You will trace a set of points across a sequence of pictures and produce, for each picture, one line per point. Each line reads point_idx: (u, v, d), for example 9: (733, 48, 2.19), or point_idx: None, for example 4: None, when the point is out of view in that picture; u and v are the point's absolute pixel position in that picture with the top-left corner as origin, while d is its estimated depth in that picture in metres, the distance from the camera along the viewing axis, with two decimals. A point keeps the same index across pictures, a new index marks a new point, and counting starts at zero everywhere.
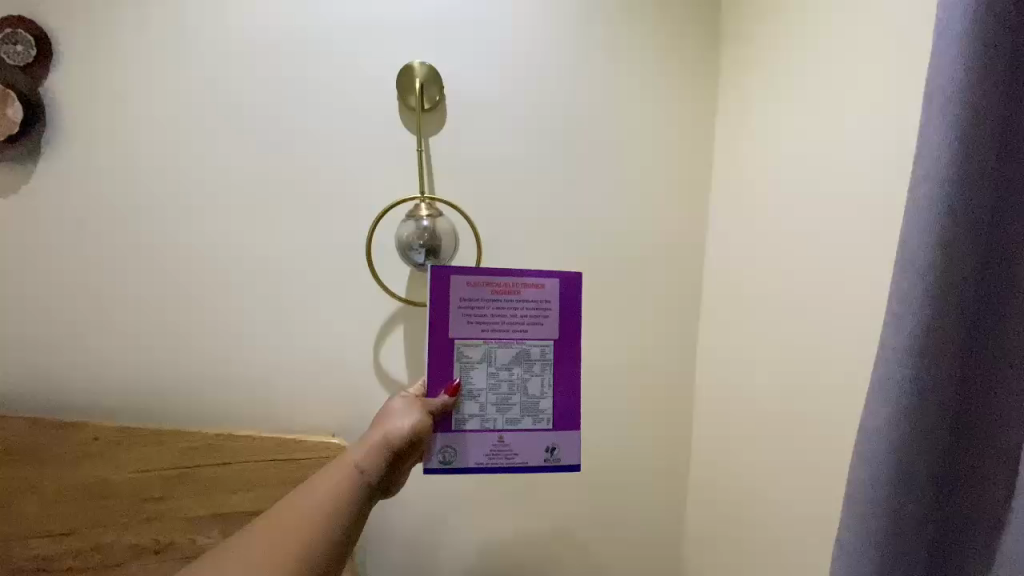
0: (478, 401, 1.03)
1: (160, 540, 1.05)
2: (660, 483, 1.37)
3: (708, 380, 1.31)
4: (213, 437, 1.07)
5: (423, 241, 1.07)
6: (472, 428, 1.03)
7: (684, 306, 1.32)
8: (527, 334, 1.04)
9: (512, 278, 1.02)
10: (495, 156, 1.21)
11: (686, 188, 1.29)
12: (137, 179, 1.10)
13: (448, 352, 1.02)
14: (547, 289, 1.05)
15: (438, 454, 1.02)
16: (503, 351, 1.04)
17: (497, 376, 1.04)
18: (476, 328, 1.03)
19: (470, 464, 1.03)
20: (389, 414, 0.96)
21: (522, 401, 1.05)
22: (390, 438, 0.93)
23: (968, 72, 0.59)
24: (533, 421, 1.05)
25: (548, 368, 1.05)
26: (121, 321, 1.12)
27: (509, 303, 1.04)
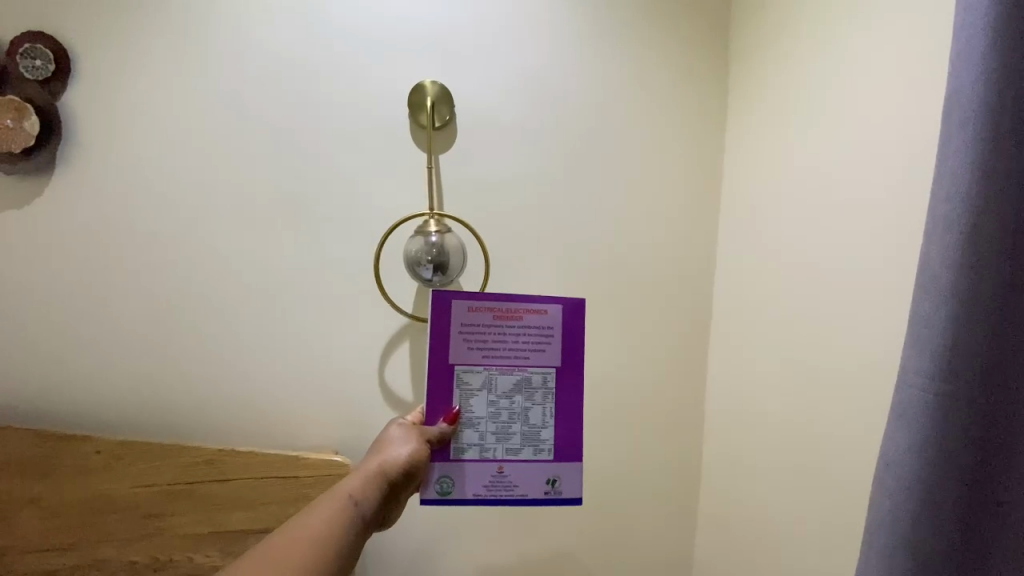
0: (477, 430, 1.02)
1: (158, 558, 1.03)
2: (668, 509, 1.33)
3: (718, 403, 1.29)
4: (214, 453, 1.06)
5: (431, 257, 1.06)
6: (470, 458, 1.01)
7: (693, 326, 1.30)
8: (529, 361, 1.03)
9: (513, 304, 1.01)
10: (504, 174, 1.21)
11: (696, 206, 1.28)
12: (148, 193, 1.11)
13: (449, 378, 1.01)
14: (550, 315, 1.03)
15: (436, 484, 1.00)
16: (503, 379, 1.02)
17: (497, 404, 1.02)
18: (477, 354, 1.02)
19: (467, 495, 1.01)
20: (385, 444, 0.97)
21: (523, 431, 1.03)
22: (387, 467, 0.93)
23: (987, 100, 0.58)
24: (533, 452, 1.03)
25: (550, 397, 1.03)
26: (128, 334, 1.11)
27: (511, 329, 1.02)
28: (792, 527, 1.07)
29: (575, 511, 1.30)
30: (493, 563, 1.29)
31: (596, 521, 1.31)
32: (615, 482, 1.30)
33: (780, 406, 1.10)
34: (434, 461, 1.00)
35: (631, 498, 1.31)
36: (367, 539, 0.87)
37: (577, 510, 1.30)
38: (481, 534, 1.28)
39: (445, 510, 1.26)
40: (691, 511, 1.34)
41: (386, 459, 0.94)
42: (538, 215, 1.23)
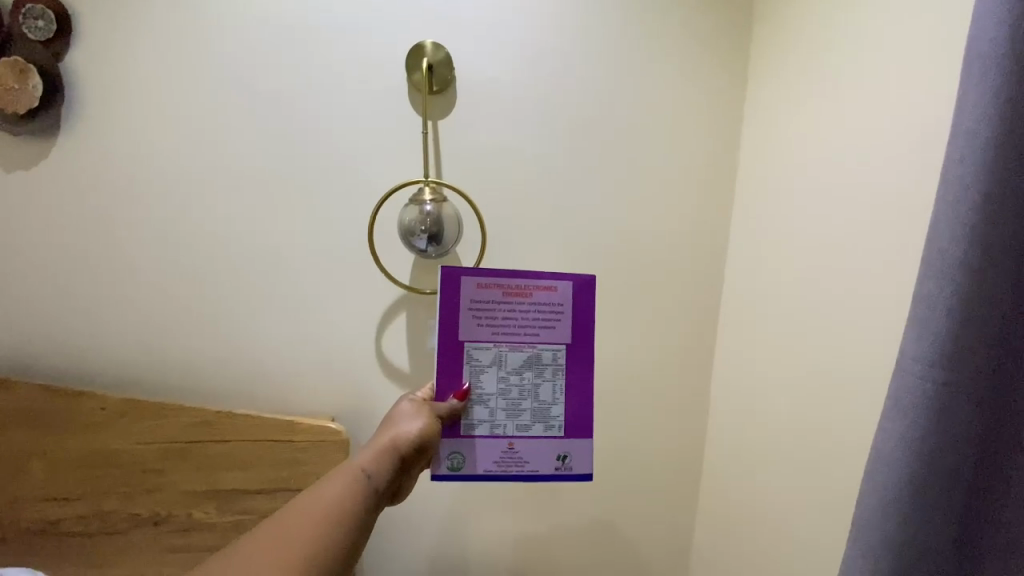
0: (487, 407, 1.00)
1: (158, 512, 1.07)
2: (669, 491, 1.31)
3: (724, 387, 1.24)
4: (212, 415, 1.08)
5: (425, 227, 1.03)
6: (481, 434, 1.00)
7: (702, 308, 1.25)
8: (539, 338, 1.00)
9: (523, 280, 0.98)
10: (506, 142, 1.16)
11: (711, 180, 1.21)
12: (150, 157, 1.11)
13: (458, 355, 0.99)
14: (560, 292, 1.01)
15: (447, 459, 0.98)
16: (513, 355, 1.00)
17: (507, 380, 1.00)
18: (487, 332, 0.99)
19: (478, 471, 0.99)
20: (397, 419, 0.94)
21: (533, 407, 1.01)
22: (397, 441, 0.91)
23: (1010, 62, 0.51)
24: (544, 428, 1.01)
25: (561, 373, 1.01)
26: (135, 298, 1.14)
27: (522, 307, 1.00)
28: (794, 518, 1.03)
29: (572, 489, 1.29)
30: (491, 536, 1.29)
31: (595, 500, 1.30)
32: (614, 462, 1.28)
33: (787, 394, 1.05)
34: (445, 435, 0.99)
35: (631, 479, 1.29)
36: (378, 515, 0.85)
37: (575, 489, 1.29)
38: (477, 508, 1.28)
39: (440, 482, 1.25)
40: (692, 494, 1.32)
41: (396, 435, 0.91)
42: (541, 185, 1.18)
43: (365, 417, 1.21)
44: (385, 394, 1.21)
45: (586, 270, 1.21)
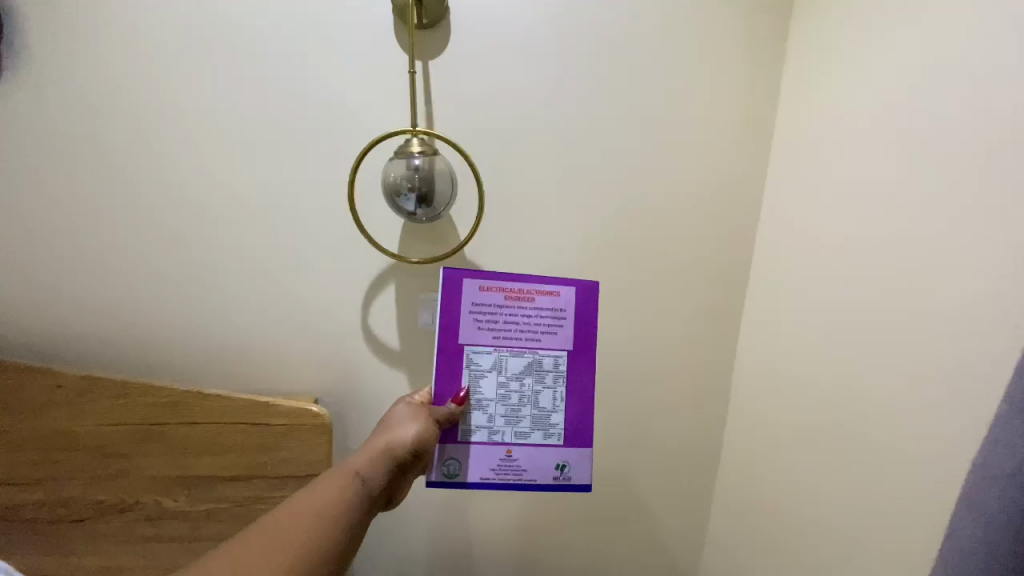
0: (485, 413, 0.94)
1: (125, 499, 0.99)
2: (685, 473, 1.23)
3: (746, 362, 1.17)
4: (181, 395, 0.98)
5: (413, 185, 0.89)
6: (479, 441, 0.94)
7: (726, 276, 1.15)
8: (540, 344, 0.94)
9: (526, 283, 0.93)
10: (512, 90, 1.02)
11: (745, 141, 1.10)
12: (100, 101, 0.96)
13: (456, 358, 0.93)
14: (564, 295, 0.94)
15: (441, 467, 0.92)
16: (512, 361, 0.94)
17: (507, 388, 0.94)
18: (488, 337, 0.93)
19: (475, 480, 0.93)
20: (393, 421, 0.87)
21: (533, 414, 0.94)
22: (394, 443, 0.83)
23: None
24: (542, 437, 0.95)
25: (561, 380, 0.95)
26: (92, 265, 1.01)
27: (524, 310, 0.94)
28: (832, 516, 0.93)
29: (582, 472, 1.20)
30: (493, 522, 1.20)
31: (606, 484, 1.21)
32: (627, 443, 1.20)
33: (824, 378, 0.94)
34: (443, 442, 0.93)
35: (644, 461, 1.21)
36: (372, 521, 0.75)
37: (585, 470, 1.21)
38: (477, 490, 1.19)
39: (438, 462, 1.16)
40: (709, 476, 1.25)
41: (393, 437, 0.83)
42: (553, 142, 1.05)
43: (354, 396, 1.11)
44: (376, 372, 1.10)
45: (601, 237, 1.10)
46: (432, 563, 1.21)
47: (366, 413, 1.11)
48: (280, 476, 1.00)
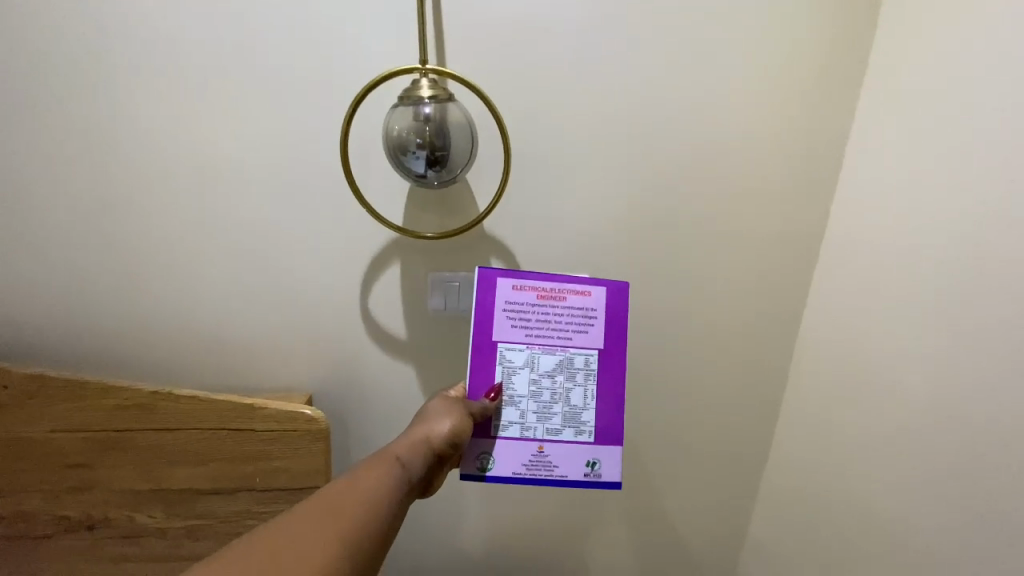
0: (518, 406, 0.79)
1: (93, 515, 0.84)
2: (726, 475, 1.07)
3: (810, 356, 0.95)
4: (149, 396, 0.83)
5: (423, 142, 0.70)
6: (510, 435, 0.79)
7: (787, 252, 0.92)
8: (572, 342, 0.81)
9: (552, 279, 0.80)
10: (544, 13, 0.77)
11: (827, 78, 0.84)
12: (12, 30, 0.75)
13: (492, 356, 0.80)
14: (596, 294, 0.82)
15: (475, 460, 0.78)
16: (546, 359, 0.81)
17: (538, 387, 0.80)
18: (519, 332, 0.81)
19: (505, 476, 0.79)
20: (427, 410, 0.74)
21: (564, 411, 0.80)
22: (433, 435, 0.71)
23: None
24: (575, 433, 0.80)
25: (597, 379, 0.81)
26: (36, 236, 0.84)
27: (556, 306, 0.81)
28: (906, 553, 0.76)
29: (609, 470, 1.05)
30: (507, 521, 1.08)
31: (635, 484, 1.06)
32: (659, 440, 1.03)
33: (921, 391, 0.74)
34: (480, 435, 0.79)
35: (676, 459, 1.05)
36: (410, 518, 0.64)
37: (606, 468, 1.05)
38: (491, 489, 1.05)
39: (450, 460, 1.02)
40: (753, 479, 1.08)
41: (428, 430, 0.71)
42: (592, 84, 0.81)
43: (354, 390, 0.95)
44: (378, 363, 0.94)
45: (637, 201, 0.88)
46: (439, 561, 1.11)
47: (368, 410, 0.97)
48: (275, 488, 0.86)
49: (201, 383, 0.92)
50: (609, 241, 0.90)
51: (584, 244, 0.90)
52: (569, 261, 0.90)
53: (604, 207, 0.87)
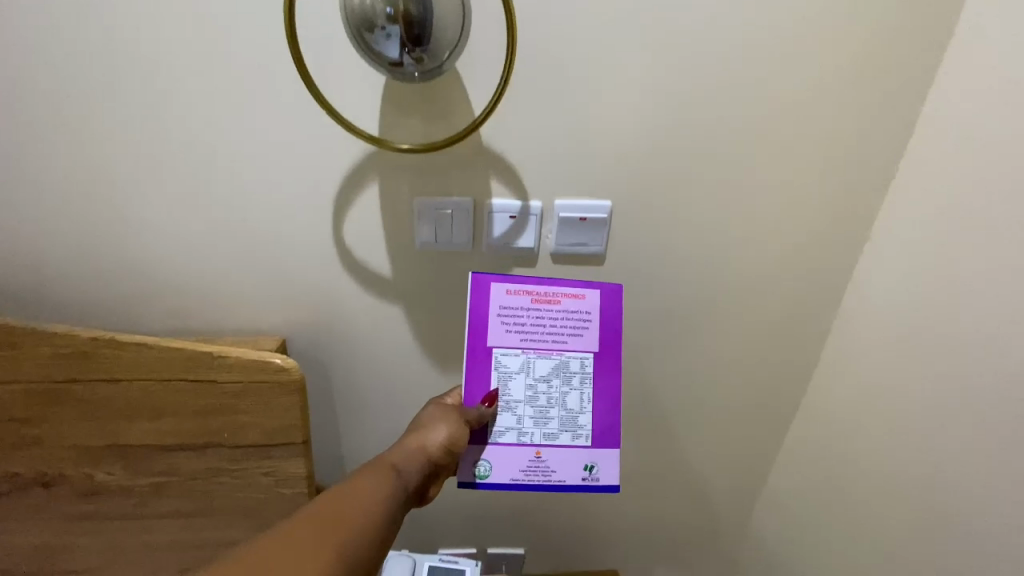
0: (514, 412, 0.69)
1: (46, 472, 0.75)
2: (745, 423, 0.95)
3: (872, 297, 0.77)
4: (89, 343, 0.71)
5: (395, 10, 0.51)
6: (505, 440, 0.69)
7: (862, 159, 0.71)
8: (568, 346, 0.70)
9: (545, 283, 0.69)
10: None
11: None
12: None
13: (485, 363, 0.69)
14: (592, 296, 0.70)
15: (470, 468, 0.69)
16: (542, 364, 0.70)
17: (535, 392, 0.69)
18: (512, 336, 0.69)
19: (500, 484, 0.69)
20: (420, 417, 0.67)
21: (561, 415, 0.70)
22: (426, 445, 0.64)
23: None
24: (573, 437, 0.70)
25: (597, 384, 0.70)
26: None
27: (551, 309, 0.69)
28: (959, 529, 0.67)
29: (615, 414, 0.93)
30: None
31: (643, 430, 0.95)
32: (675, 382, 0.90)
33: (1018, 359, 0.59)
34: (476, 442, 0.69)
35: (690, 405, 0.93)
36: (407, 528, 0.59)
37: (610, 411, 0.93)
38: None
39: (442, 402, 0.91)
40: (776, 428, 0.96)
41: (419, 441, 0.64)
42: None
43: (330, 326, 0.83)
44: (354, 297, 0.80)
45: (674, 89, 0.66)
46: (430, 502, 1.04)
47: (350, 356, 0.86)
48: (246, 444, 0.75)
49: (158, 321, 0.80)
50: (633, 157, 0.70)
51: (598, 149, 0.70)
52: (581, 180, 0.72)
53: (628, 97, 0.66)
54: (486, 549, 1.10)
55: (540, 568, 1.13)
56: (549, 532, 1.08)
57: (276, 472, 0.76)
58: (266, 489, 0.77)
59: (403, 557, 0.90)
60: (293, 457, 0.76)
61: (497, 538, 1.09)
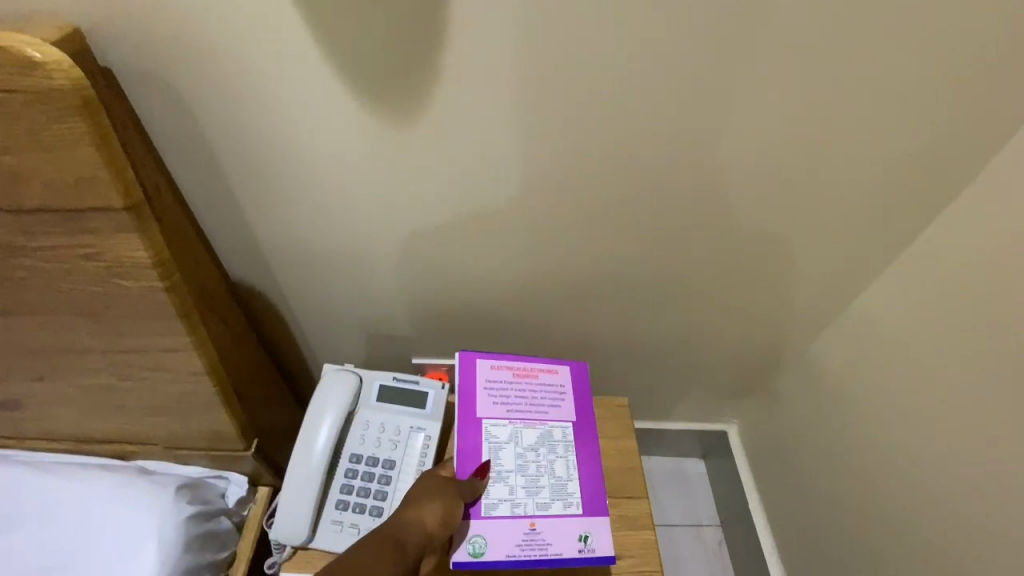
0: (506, 483, 0.58)
1: None
2: (869, 195, 0.65)
3: None
4: None
5: None
6: (498, 513, 0.57)
7: None
8: (550, 415, 0.63)
9: (524, 360, 0.65)
10: None
11: None
12: None
13: (473, 438, 0.60)
14: (563, 373, 0.66)
15: (463, 546, 0.55)
16: (530, 434, 0.61)
17: (525, 460, 0.60)
18: (495, 407, 0.62)
19: (493, 565, 0.55)
20: (411, 490, 0.53)
21: (552, 483, 0.59)
22: (425, 521, 0.50)
23: None
24: (568, 506, 0.59)
25: (583, 453, 0.62)
26: None
27: (531, 383, 0.64)
28: None
29: (673, 172, 0.62)
30: (495, 256, 0.72)
31: (710, 198, 0.66)
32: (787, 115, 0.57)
33: None
34: (467, 518, 0.56)
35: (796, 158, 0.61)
36: None
37: (668, 165, 0.62)
38: (479, 203, 0.65)
39: (409, 150, 0.58)
40: (911, 207, 0.66)
41: (415, 514, 0.50)
42: None
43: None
44: None
45: None
46: (395, 308, 0.78)
47: (228, 78, 0.52)
48: (33, 210, 0.44)
49: None
50: None
51: None
52: None
53: None
54: None
55: None
56: (552, 341, 0.86)
57: (97, 257, 0.47)
58: (94, 283, 0.48)
59: (345, 375, 0.64)
60: (117, 233, 0.45)
61: (484, 350, 0.86)
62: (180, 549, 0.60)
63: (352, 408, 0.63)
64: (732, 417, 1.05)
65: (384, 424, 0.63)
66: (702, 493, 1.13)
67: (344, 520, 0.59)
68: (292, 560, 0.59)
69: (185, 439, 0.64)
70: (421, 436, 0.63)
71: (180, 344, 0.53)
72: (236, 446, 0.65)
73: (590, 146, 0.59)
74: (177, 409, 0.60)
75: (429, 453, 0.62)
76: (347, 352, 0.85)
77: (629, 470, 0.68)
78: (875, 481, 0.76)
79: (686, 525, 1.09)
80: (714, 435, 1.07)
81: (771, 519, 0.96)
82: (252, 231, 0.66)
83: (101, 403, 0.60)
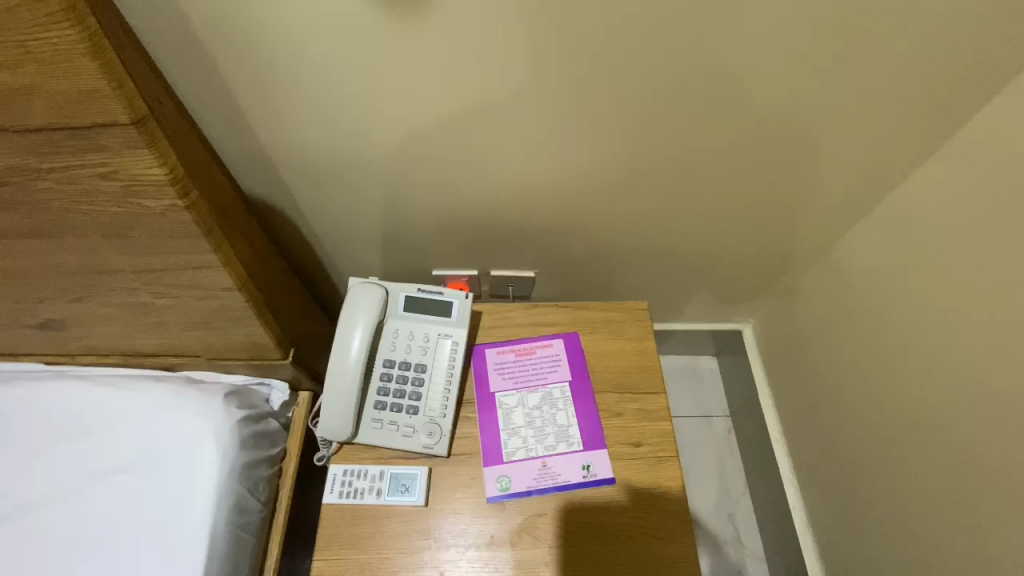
0: (518, 436, 0.66)
1: None
2: (915, 83, 0.59)
3: None
4: None
5: None
6: (513, 457, 0.64)
7: None
8: (550, 378, 0.69)
9: (525, 342, 0.71)
10: None
11: None
12: None
13: (487, 411, 0.67)
14: (559, 344, 0.71)
15: (492, 483, 0.63)
16: (534, 396, 0.68)
17: (532, 416, 0.67)
18: (503, 381, 0.69)
19: (513, 496, 0.63)
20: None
21: (556, 430, 0.66)
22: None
23: None
24: (572, 445, 0.65)
25: (582, 404, 0.68)
26: None
27: (530, 359, 0.70)
28: None
29: (703, 64, 0.57)
30: (509, 165, 0.69)
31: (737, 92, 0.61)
32: None
33: None
34: (487, 467, 0.64)
35: (836, 40, 0.55)
36: None
37: (692, 57, 0.56)
38: (489, 107, 0.61)
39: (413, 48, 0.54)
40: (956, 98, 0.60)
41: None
42: None
43: None
44: None
45: None
46: (412, 220, 0.78)
47: None
48: (40, 129, 0.43)
49: None
50: None
51: None
52: None
53: None
54: (490, 272, 0.89)
55: (554, 291, 0.96)
56: (569, 248, 0.86)
57: (115, 176, 0.46)
58: (117, 204, 0.48)
59: (372, 286, 0.65)
60: (129, 150, 0.44)
61: (503, 258, 0.87)
62: (236, 446, 0.66)
63: (381, 318, 0.65)
64: (747, 316, 1.07)
65: (413, 332, 0.65)
66: (713, 386, 1.19)
67: (383, 418, 0.64)
68: (339, 453, 0.65)
69: (225, 350, 0.68)
70: (449, 342, 0.65)
71: (209, 260, 0.54)
72: (274, 356, 0.68)
73: (610, 34, 0.54)
74: (214, 323, 0.63)
75: (457, 358, 0.65)
76: (368, 265, 0.87)
77: (648, 369, 0.70)
78: (878, 387, 0.77)
79: (698, 417, 1.16)
80: (729, 333, 1.10)
81: (779, 410, 1.01)
82: (262, 141, 0.64)
83: (142, 319, 0.62)
